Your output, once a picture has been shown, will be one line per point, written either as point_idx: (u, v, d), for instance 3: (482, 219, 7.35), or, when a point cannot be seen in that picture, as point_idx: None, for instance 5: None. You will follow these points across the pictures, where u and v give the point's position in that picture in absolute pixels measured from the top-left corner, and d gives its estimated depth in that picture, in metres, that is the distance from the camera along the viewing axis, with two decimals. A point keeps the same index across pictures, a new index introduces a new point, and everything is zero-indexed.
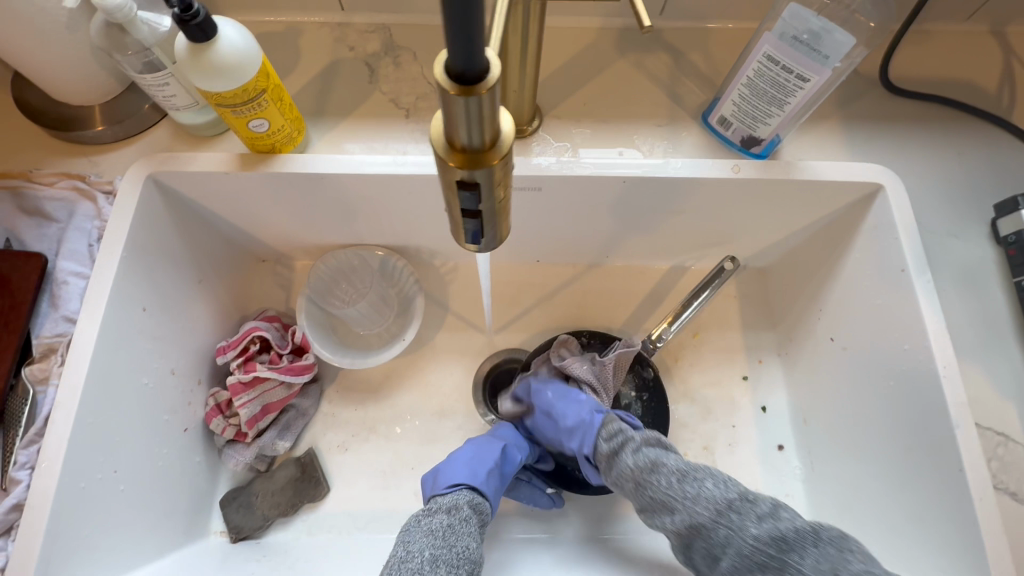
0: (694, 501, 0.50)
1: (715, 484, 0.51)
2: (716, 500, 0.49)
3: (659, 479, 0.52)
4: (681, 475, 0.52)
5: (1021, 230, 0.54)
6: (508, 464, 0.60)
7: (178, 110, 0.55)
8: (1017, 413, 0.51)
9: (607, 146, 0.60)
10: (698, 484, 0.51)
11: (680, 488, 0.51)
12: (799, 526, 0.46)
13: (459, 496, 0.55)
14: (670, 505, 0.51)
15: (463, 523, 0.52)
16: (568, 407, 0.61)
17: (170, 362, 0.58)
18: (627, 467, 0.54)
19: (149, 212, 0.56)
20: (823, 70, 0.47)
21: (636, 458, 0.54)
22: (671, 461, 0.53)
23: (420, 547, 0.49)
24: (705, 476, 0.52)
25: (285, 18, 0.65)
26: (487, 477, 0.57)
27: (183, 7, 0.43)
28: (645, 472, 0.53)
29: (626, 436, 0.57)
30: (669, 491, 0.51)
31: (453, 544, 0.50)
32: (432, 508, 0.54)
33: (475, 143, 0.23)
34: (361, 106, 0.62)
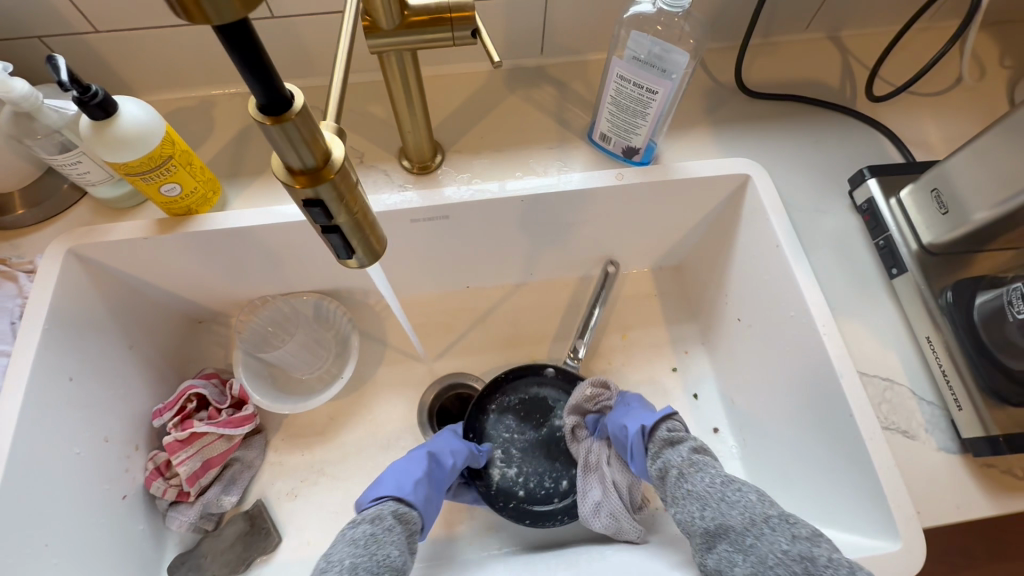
0: (689, 489, 0.50)
1: (746, 493, 0.48)
2: (712, 489, 0.49)
3: (695, 477, 0.51)
4: (725, 482, 0.50)
5: (871, 198, 0.61)
6: (438, 474, 0.60)
7: (93, 185, 0.58)
8: (897, 358, 0.57)
9: (507, 171, 0.66)
10: (739, 491, 0.48)
11: (721, 489, 0.49)
12: (836, 558, 0.40)
13: (384, 506, 0.54)
14: (703, 500, 0.49)
15: (387, 532, 0.52)
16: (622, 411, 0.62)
17: (103, 430, 0.59)
18: (676, 459, 0.53)
19: (72, 285, 0.58)
20: (666, 82, 0.55)
21: (689, 457, 0.53)
22: (711, 474, 0.51)
23: (340, 556, 0.48)
24: (750, 491, 0.48)
25: (199, 93, 0.70)
26: (414, 488, 0.57)
27: (82, 90, 0.47)
28: (690, 472, 0.52)
29: (682, 436, 0.56)
30: (705, 489, 0.49)
31: (373, 552, 0.49)
32: (357, 520, 0.53)
33: (307, 163, 0.27)
34: (275, 163, 0.66)
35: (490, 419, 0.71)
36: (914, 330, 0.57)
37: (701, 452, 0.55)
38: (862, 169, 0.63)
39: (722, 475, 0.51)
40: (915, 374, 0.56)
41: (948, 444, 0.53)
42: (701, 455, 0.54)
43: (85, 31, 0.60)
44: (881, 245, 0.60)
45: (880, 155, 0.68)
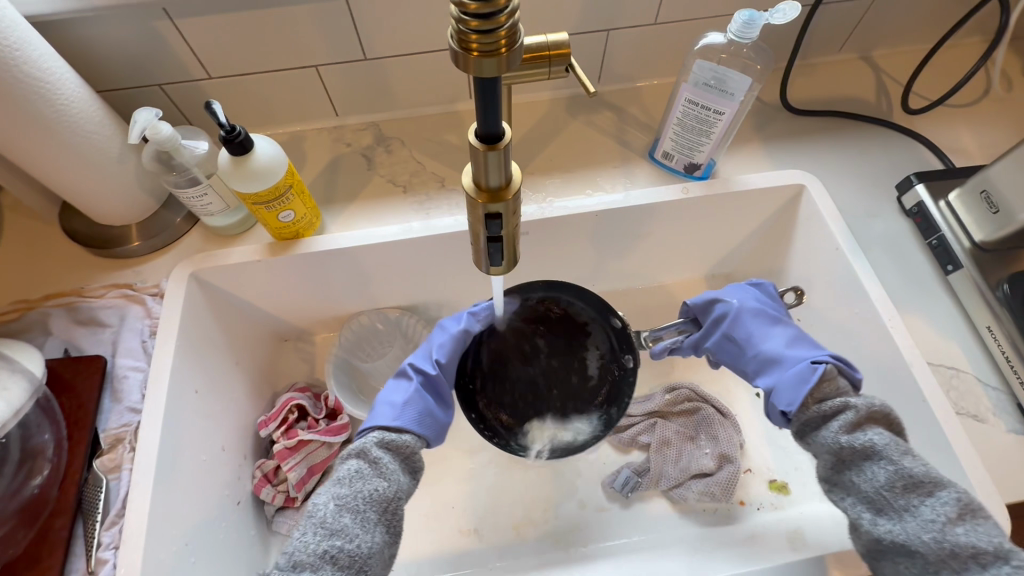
0: (854, 485, 0.48)
1: (937, 505, 0.44)
2: (883, 489, 0.46)
3: (864, 473, 0.47)
4: (906, 483, 0.45)
5: (920, 202, 0.66)
6: (426, 402, 0.53)
7: (211, 215, 0.64)
8: (959, 348, 0.61)
9: (576, 190, 0.72)
10: (924, 503, 0.44)
11: (904, 498, 0.45)
12: None
13: (366, 440, 0.49)
14: (878, 504, 0.46)
15: (373, 467, 0.48)
16: (768, 334, 0.58)
17: (220, 440, 0.63)
18: (835, 445, 0.48)
19: (193, 304, 0.63)
20: (732, 104, 0.60)
21: (849, 439, 0.47)
22: (885, 472, 0.46)
23: (323, 502, 0.46)
24: (946, 502, 0.44)
25: (290, 130, 0.77)
26: (396, 416, 0.51)
27: (228, 130, 0.53)
28: (857, 461, 0.48)
29: (845, 404, 0.49)
30: (878, 490, 0.46)
31: (359, 491, 0.46)
32: (343, 455, 0.49)
33: (496, 183, 0.33)
34: (364, 190, 0.72)
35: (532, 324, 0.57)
36: (972, 322, 0.62)
37: (864, 425, 0.48)
38: (908, 176, 0.68)
39: (898, 472, 0.45)
40: (977, 362, 0.60)
41: (1017, 425, 0.57)
42: (866, 435, 0.47)
43: (200, 78, 0.67)
44: (934, 244, 0.65)
45: (921, 162, 0.74)
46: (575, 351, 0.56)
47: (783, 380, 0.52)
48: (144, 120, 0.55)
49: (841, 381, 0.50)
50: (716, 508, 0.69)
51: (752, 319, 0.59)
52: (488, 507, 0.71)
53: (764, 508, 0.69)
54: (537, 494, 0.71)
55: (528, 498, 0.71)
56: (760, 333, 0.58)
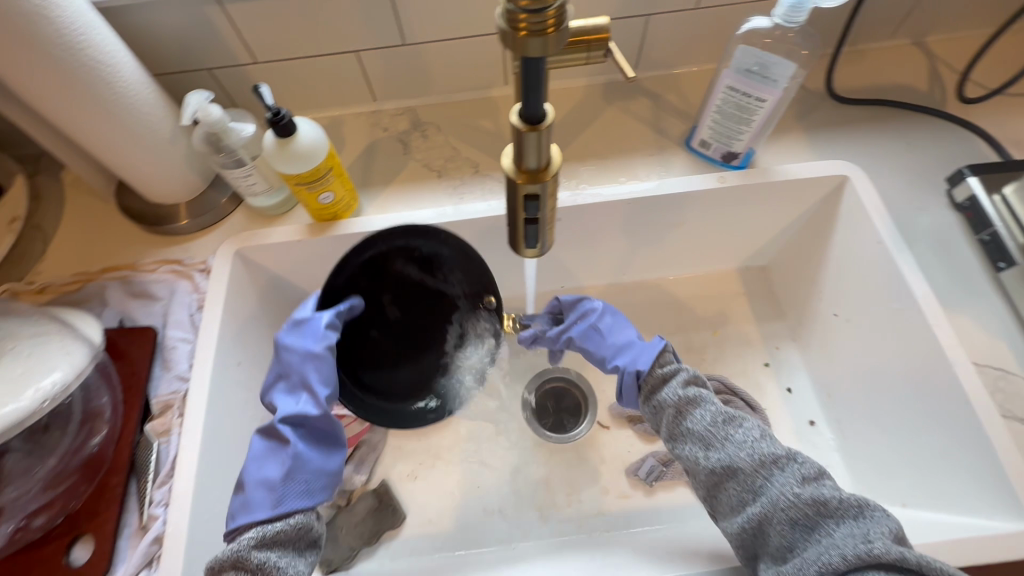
0: (683, 433, 0.52)
1: (747, 430, 0.50)
2: (708, 427, 0.51)
3: (693, 416, 0.52)
4: (724, 419, 0.51)
5: (973, 195, 0.64)
6: (308, 466, 0.50)
7: (256, 195, 0.66)
8: (1008, 349, 0.59)
9: (610, 177, 0.72)
10: (739, 429, 0.50)
11: (721, 428, 0.51)
12: (844, 498, 0.45)
13: (285, 525, 0.47)
14: (706, 442, 0.51)
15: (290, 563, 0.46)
16: (621, 332, 0.63)
17: (261, 411, 0.66)
18: (670, 396, 0.54)
19: (238, 280, 0.66)
20: (775, 90, 0.59)
21: (681, 392, 0.54)
22: (709, 411, 0.52)
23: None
24: (751, 427, 0.51)
25: (329, 114, 0.79)
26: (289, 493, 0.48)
27: (274, 113, 0.55)
28: (687, 410, 0.53)
29: (676, 369, 0.56)
30: (705, 428, 0.51)
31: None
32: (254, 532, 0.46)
33: (536, 164, 0.33)
34: (400, 174, 0.74)
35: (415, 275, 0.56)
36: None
37: (692, 382, 0.56)
38: (961, 168, 0.66)
39: (718, 410, 0.52)
40: None
41: None
42: (692, 388, 0.54)
43: (247, 62, 0.69)
44: (986, 239, 0.63)
45: (975, 155, 0.70)
46: (444, 316, 0.57)
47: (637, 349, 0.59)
48: (195, 102, 0.57)
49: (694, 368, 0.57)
50: None
51: (608, 317, 0.64)
52: (512, 488, 0.72)
53: None
54: (561, 478, 0.72)
55: (552, 482, 0.72)
56: (616, 325, 0.64)
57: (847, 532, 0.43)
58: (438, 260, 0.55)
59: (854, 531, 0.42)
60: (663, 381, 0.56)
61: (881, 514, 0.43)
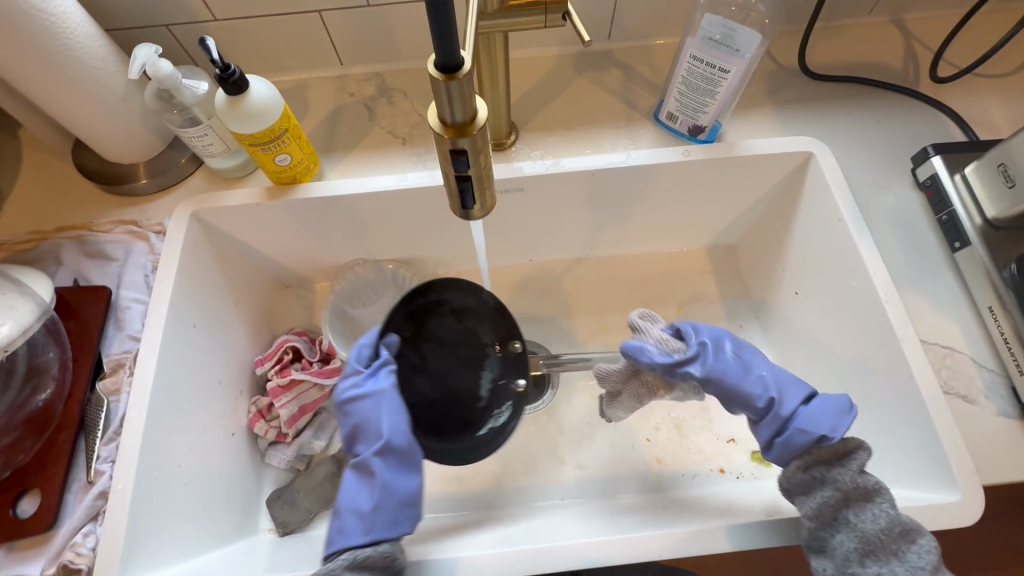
0: (843, 514, 0.48)
1: (921, 551, 0.45)
2: (876, 529, 0.46)
3: (856, 517, 0.47)
4: (899, 529, 0.46)
5: (935, 174, 0.63)
6: (394, 498, 0.51)
7: (212, 156, 0.65)
8: (957, 328, 0.59)
9: (577, 149, 0.71)
10: (916, 550, 0.45)
11: (896, 542, 0.45)
12: None
13: (335, 565, 0.46)
14: (868, 547, 0.46)
15: None
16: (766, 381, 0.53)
17: (217, 374, 0.67)
18: (844, 487, 0.48)
19: (194, 242, 0.65)
20: (739, 61, 0.58)
21: (861, 480, 0.48)
22: (886, 515, 0.46)
23: None
24: (927, 549, 0.45)
25: (295, 77, 0.77)
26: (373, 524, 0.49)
27: (223, 68, 0.54)
28: (858, 500, 0.47)
29: (842, 437, 0.49)
30: (874, 534, 0.46)
31: None
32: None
33: (460, 119, 0.33)
34: (364, 139, 0.73)
35: (449, 324, 0.63)
36: (975, 302, 0.59)
37: (869, 468, 0.49)
38: (925, 147, 0.65)
39: (895, 517, 0.46)
40: (974, 342, 0.58)
41: (1007, 409, 0.55)
42: (872, 477, 0.48)
43: (205, 19, 0.67)
44: (944, 219, 0.62)
45: (943, 134, 0.70)
46: (472, 366, 0.63)
47: (825, 410, 0.50)
48: (144, 56, 0.56)
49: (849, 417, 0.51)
50: (693, 472, 0.69)
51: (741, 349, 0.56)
52: None
53: (743, 477, 0.69)
54: (519, 448, 0.73)
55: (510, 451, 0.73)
56: (750, 375, 0.53)
57: None
58: (473, 314, 0.64)
59: None
60: (835, 460, 0.49)
61: None
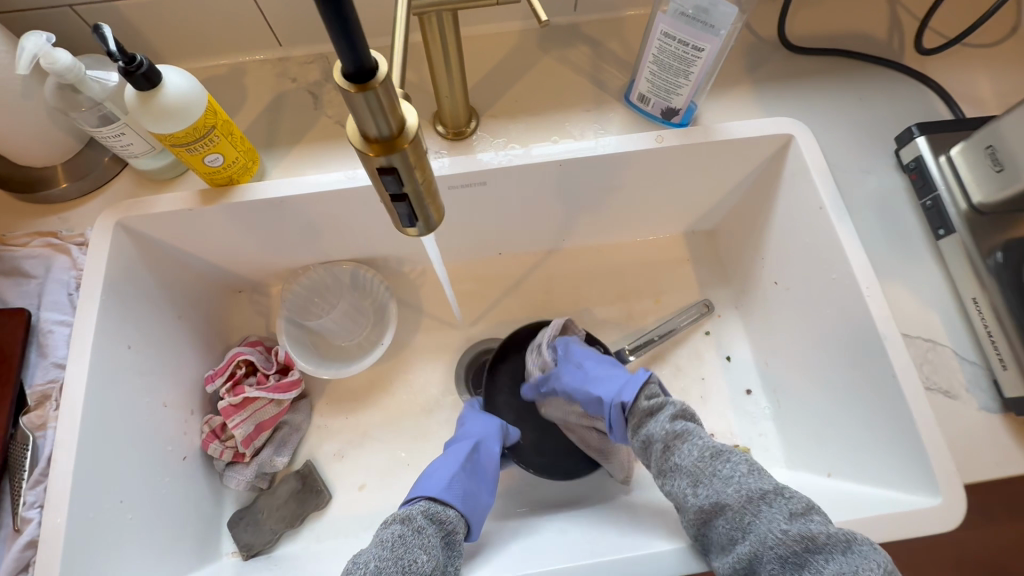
0: (673, 461, 0.53)
1: (734, 465, 0.50)
2: (696, 460, 0.51)
3: (679, 453, 0.53)
4: (712, 453, 0.51)
5: (919, 156, 0.60)
6: (471, 480, 0.59)
7: (136, 157, 0.58)
8: (939, 321, 0.57)
9: (543, 136, 0.65)
10: (728, 464, 0.50)
11: (711, 463, 0.51)
12: (833, 532, 0.43)
13: (415, 508, 0.55)
14: (697, 478, 0.50)
15: (416, 534, 0.51)
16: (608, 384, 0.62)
17: (160, 396, 0.62)
18: (655, 434, 0.55)
19: (121, 254, 0.59)
20: (714, 38, 0.52)
21: (670, 425, 0.55)
22: (696, 445, 0.52)
23: (366, 559, 0.48)
24: (739, 461, 0.50)
25: (229, 61, 0.69)
26: (445, 489, 0.57)
27: (127, 60, 0.47)
28: (676, 443, 0.53)
29: (656, 397, 0.58)
30: (693, 463, 0.51)
31: (400, 556, 0.48)
32: (390, 520, 0.54)
33: (385, 133, 0.28)
34: (310, 131, 0.66)
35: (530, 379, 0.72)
36: (958, 292, 0.57)
37: (682, 416, 0.56)
38: (910, 127, 0.61)
39: (706, 445, 0.52)
40: (956, 335, 0.56)
41: (989, 403, 0.53)
42: (681, 421, 0.55)
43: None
44: (928, 205, 0.59)
45: (928, 111, 0.66)
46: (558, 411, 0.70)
47: (634, 382, 0.60)
48: (35, 46, 0.49)
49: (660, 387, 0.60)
50: None
51: (595, 360, 0.65)
52: None
53: None
54: None
55: None
56: (596, 378, 0.63)
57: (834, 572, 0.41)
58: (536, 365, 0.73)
59: None
60: (651, 417, 0.57)
61: (869, 549, 0.41)
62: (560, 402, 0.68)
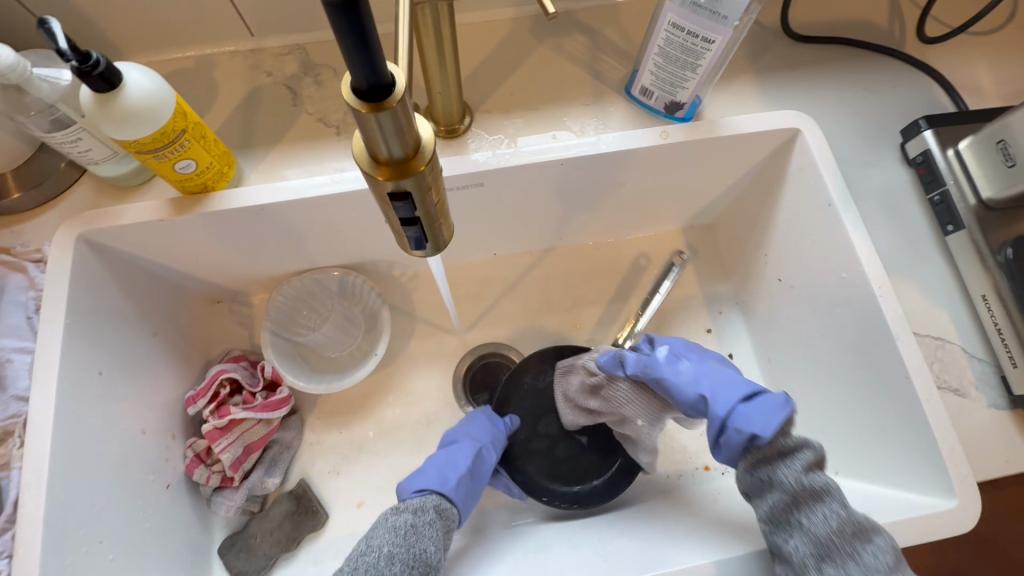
0: (796, 519, 0.45)
1: (876, 549, 0.43)
2: (833, 534, 0.44)
3: (809, 512, 0.45)
4: (852, 528, 0.44)
5: (927, 150, 0.59)
6: (474, 482, 0.59)
7: (96, 163, 0.53)
8: (949, 318, 0.56)
9: (541, 132, 0.62)
10: (869, 546, 0.43)
11: (848, 539, 0.43)
12: None
13: (427, 499, 0.54)
14: (821, 548, 0.44)
15: (427, 526, 0.52)
16: (717, 393, 0.50)
17: (138, 422, 0.57)
18: (786, 483, 0.46)
19: (86, 272, 0.54)
20: (725, 30, 0.50)
21: (806, 479, 0.46)
22: (836, 513, 0.44)
23: (379, 543, 0.50)
24: (883, 546, 0.43)
25: (195, 52, 0.63)
26: (455, 486, 0.57)
27: (81, 59, 0.41)
28: (807, 501, 0.45)
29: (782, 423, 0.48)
30: (825, 533, 0.44)
31: (411, 546, 0.50)
32: (401, 506, 0.54)
33: (397, 154, 0.25)
34: (289, 130, 0.61)
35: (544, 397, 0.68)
36: (967, 288, 0.56)
37: (817, 465, 0.47)
38: (917, 120, 0.60)
39: (848, 515, 0.44)
40: (965, 332, 0.56)
41: (997, 400, 0.53)
42: (819, 476, 0.46)
43: None
44: (936, 200, 0.59)
45: (931, 102, 0.65)
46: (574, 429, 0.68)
47: (772, 413, 0.48)
48: None
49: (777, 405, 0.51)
50: (679, 472, 0.65)
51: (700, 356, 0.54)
52: None
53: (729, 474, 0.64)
54: None
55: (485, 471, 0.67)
56: (702, 381, 0.51)
57: None
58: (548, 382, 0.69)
59: None
60: (782, 461, 0.47)
61: None
62: (643, 398, 0.54)
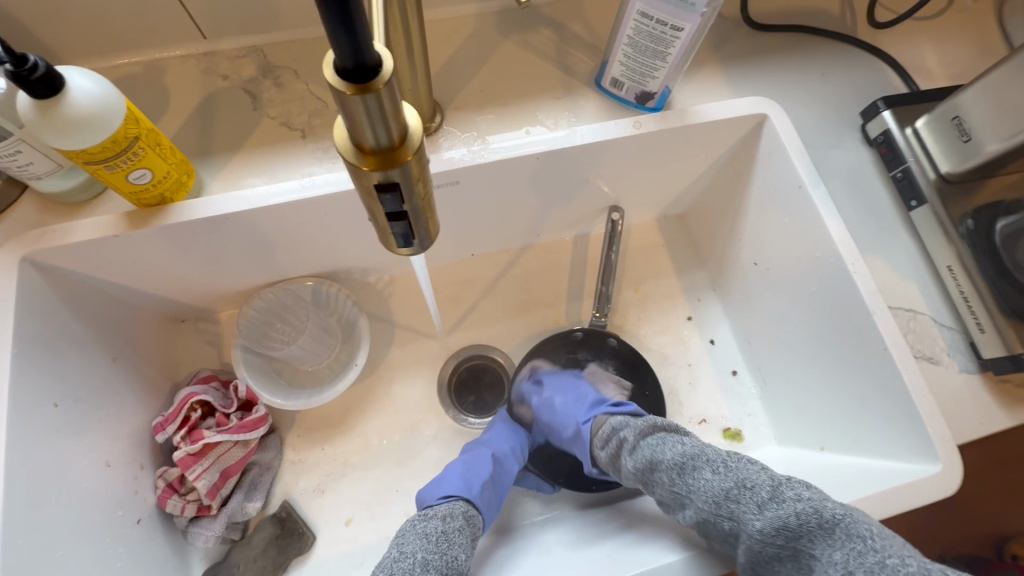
0: (692, 494, 0.49)
1: (711, 477, 0.49)
2: (716, 490, 0.48)
3: (658, 477, 0.52)
4: (681, 463, 0.51)
5: (886, 130, 0.61)
6: (497, 490, 0.60)
7: (39, 177, 0.49)
8: (917, 289, 0.58)
9: (514, 127, 0.61)
10: (697, 474, 0.50)
11: (681, 480, 0.50)
12: (805, 507, 0.42)
13: (455, 506, 0.55)
14: (681, 500, 0.50)
15: (457, 532, 0.52)
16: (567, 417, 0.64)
17: (102, 454, 0.53)
18: (630, 468, 0.55)
19: (33, 296, 0.50)
20: (693, 17, 0.50)
21: (637, 441, 0.56)
22: (665, 443, 0.54)
23: (414, 548, 0.49)
24: (705, 467, 0.50)
25: (142, 57, 0.60)
26: (481, 491, 0.57)
27: (16, 62, 0.38)
28: (673, 473, 0.51)
29: (622, 437, 0.58)
30: (670, 480, 0.51)
31: (444, 551, 0.50)
32: (429, 513, 0.54)
33: (383, 142, 0.24)
34: (251, 135, 0.58)
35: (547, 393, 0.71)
36: (932, 259, 0.59)
37: (654, 429, 0.56)
38: (875, 102, 0.63)
39: (679, 452, 0.52)
40: (934, 302, 0.58)
41: (968, 365, 0.55)
42: (660, 454, 0.53)
43: None
44: (898, 177, 0.61)
45: (886, 84, 0.67)
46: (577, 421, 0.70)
47: (578, 417, 0.63)
48: None
49: (619, 420, 0.60)
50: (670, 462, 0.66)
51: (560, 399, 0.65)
52: None
53: None
54: None
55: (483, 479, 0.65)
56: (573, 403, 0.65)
57: (840, 559, 0.39)
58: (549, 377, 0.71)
59: (847, 559, 0.39)
60: (624, 447, 0.57)
61: (874, 530, 0.40)
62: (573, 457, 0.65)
